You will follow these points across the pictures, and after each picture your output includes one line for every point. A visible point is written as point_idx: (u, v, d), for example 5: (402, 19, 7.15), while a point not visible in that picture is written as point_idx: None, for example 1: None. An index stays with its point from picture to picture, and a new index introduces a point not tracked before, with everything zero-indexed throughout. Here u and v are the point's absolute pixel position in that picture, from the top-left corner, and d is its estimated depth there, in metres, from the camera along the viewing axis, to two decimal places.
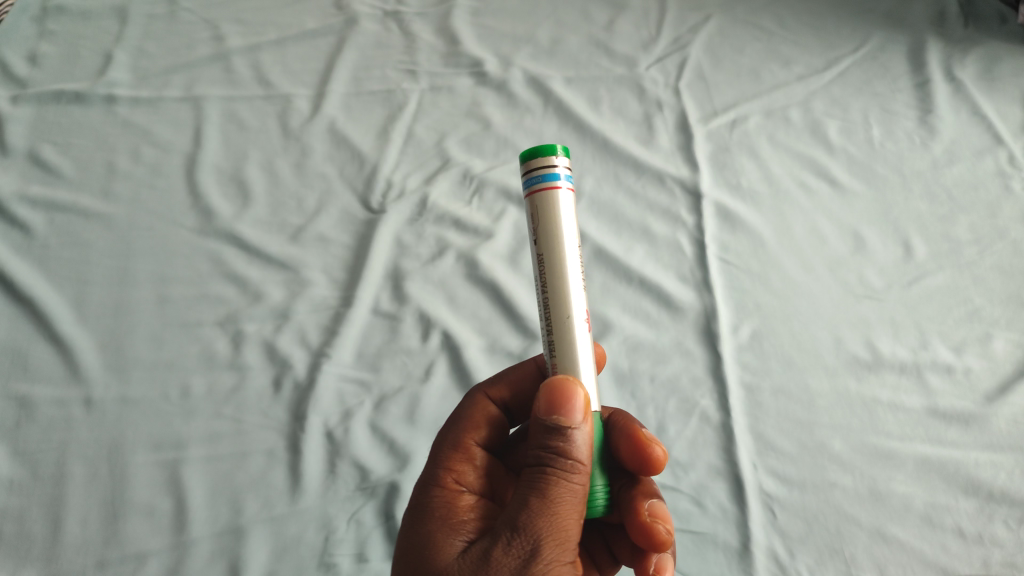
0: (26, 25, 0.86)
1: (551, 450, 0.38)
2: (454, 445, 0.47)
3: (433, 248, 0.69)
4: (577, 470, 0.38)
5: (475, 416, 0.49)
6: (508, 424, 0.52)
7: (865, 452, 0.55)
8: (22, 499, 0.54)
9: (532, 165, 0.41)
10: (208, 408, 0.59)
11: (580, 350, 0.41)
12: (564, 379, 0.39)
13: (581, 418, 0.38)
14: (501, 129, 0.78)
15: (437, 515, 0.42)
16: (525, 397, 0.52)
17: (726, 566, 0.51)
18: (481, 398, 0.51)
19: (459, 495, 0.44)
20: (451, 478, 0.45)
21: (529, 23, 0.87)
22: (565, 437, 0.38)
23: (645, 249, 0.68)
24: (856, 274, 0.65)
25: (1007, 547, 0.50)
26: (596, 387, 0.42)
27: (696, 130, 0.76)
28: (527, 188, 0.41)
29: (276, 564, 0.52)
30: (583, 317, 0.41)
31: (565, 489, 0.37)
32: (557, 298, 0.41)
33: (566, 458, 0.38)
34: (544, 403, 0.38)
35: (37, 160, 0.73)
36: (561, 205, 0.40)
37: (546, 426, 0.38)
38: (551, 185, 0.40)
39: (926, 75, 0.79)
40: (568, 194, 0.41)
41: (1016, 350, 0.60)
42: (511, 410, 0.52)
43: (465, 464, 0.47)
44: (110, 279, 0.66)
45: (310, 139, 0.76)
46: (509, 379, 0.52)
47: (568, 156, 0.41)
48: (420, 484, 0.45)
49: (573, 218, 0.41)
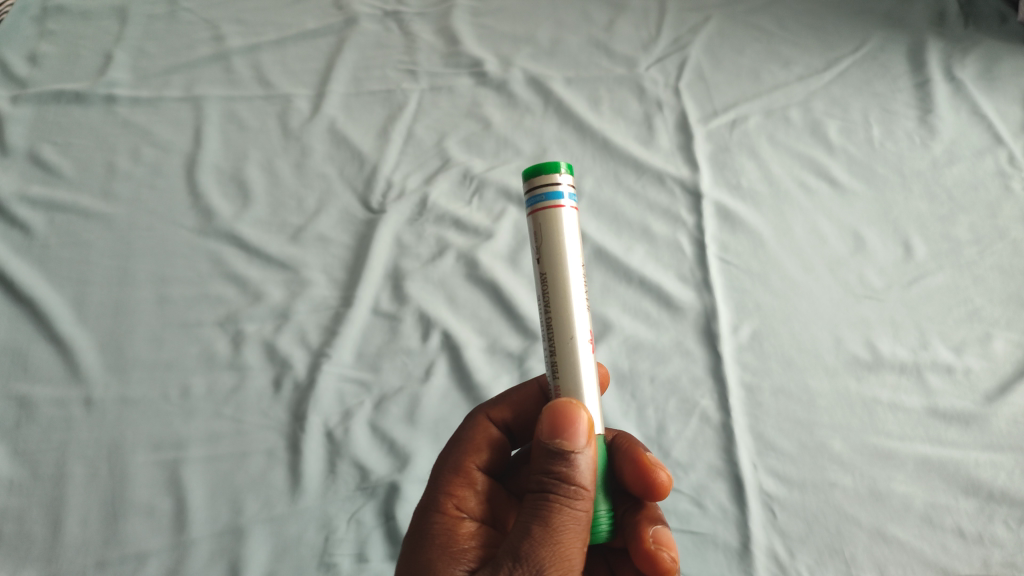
0: (26, 26, 0.86)
1: (554, 476, 0.38)
2: (454, 469, 0.48)
3: (433, 248, 0.69)
4: (580, 497, 0.38)
5: (476, 439, 0.50)
6: (510, 446, 0.52)
7: (866, 453, 0.55)
8: (22, 500, 0.54)
9: (535, 183, 0.40)
10: (208, 408, 0.59)
11: (583, 372, 0.41)
12: (567, 402, 0.39)
13: (584, 443, 0.38)
14: (500, 129, 0.78)
15: (437, 543, 0.42)
16: (526, 419, 0.52)
17: (726, 566, 0.51)
18: (482, 420, 0.51)
19: (459, 522, 0.44)
20: (452, 504, 0.45)
21: (529, 23, 0.87)
22: (568, 462, 0.38)
23: (645, 249, 0.69)
24: (856, 274, 0.65)
25: (1007, 547, 0.50)
26: (599, 409, 0.41)
27: (696, 130, 0.76)
28: (530, 206, 0.41)
29: (275, 564, 0.52)
30: (586, 337, 0.41)
31: (568, 517, 0.37)
32: (560, 318, 0.41)
33: (569, 484, 0.38)
34: (547, 427, 0.38)
35: (37, 160, 0.73)
36: (564, 225, 0.40)
37: (549, 450, 0.38)
38: (554, 203, 0.40)
39: (926, 75, 0.79)
40: (572, 213, 0.41)
41: (1016, 350, 0.60)
42: (512, 431, 0.52)
43: (466, 489, 0.46)
44: (110, 279, 0.66)
45: (310, 139, 0.76)
46: (511, 400, 0.52)
47: (571, 173, 0.41)
48: (420, 509, 0.45)
49: (577, 239, 0.41)
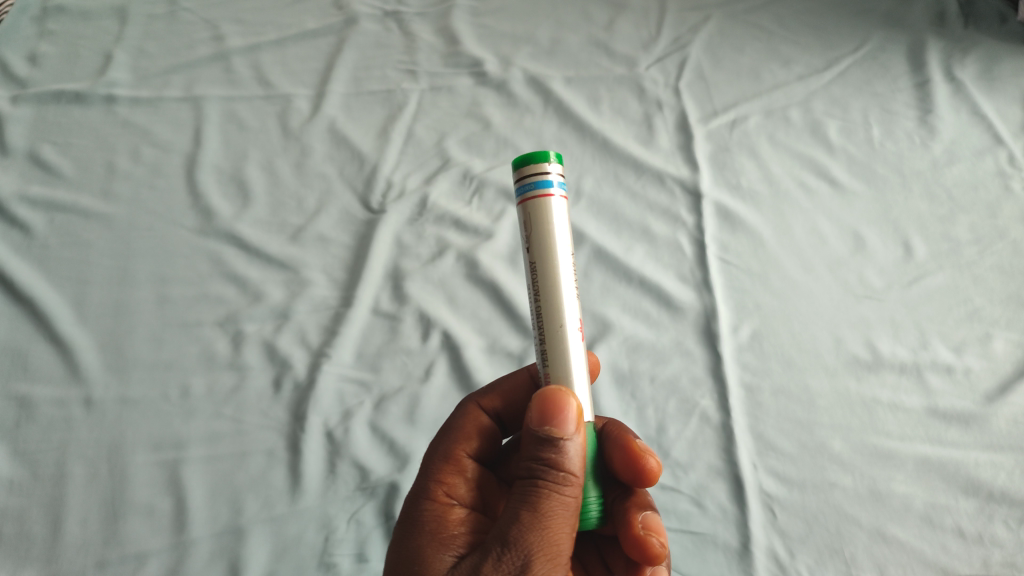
0: (26, 26, 0.86)
1: (544, 463, 0.38)
2: (445, 457, 0.48)
3: (433, 248, 0.69)
4: (569, 483, 0.38)
5: (467, 427, 0.49)
6: (500, 434, 0.52)
7: (866, 453, 0.55)
8: (22, 500, 0.54)
9: (525, 172, 0.40)
10: (208, 408, 0.59)
11: (573, 360, 0.41)
12: (557, 389, 0.39)
13: (574, 430, 0.38)
14: (500, 129, 0.78)
15: (427, 530, 0.42)
16: (517, 407, 0.52)
17: (726, 566, 0.51)
18: (473, 408, 0.51)
19: (449, 508, 0.44)
20: (442, 491, 0.45)
21: (529, 23, 0.87)
22: (558, 448, 0.38)
23: (645, 250, 0.68)
24: (856, 274, 0.65)
25: (1007, 547, 0.50)
26: (589, 397, 0.41)
27: (696, 130, 0.76)
28: (520, 195, 0.41)
29: (276, 564, 0.52)
30: (576, 326, 0.41)
31: (557, 502, 0.37)
32: (550, 307, 0.41)
33: (558, 470, 0.38)
34: (537, 415, 0.38)
35: (37, 160, 0.73)
36: (553, 214, 0.40)
37: (538, 437, 0.38)
38: (544, 192, 0.40)
39: (926, 75, 0.79)
40: (561, 202, 0.41)
41: (1015, 350, 0.60)
42: (503, 420, 0.52)
43: (456, 477, 0.47)
44: (110, 279, 0.66)
45: (310, 139, 0.76)
46: (501, 389, 0.52)
47: (560, 162, 0.41)
48: (411, 497, 0.45)
49: (566, 227, 0.41)
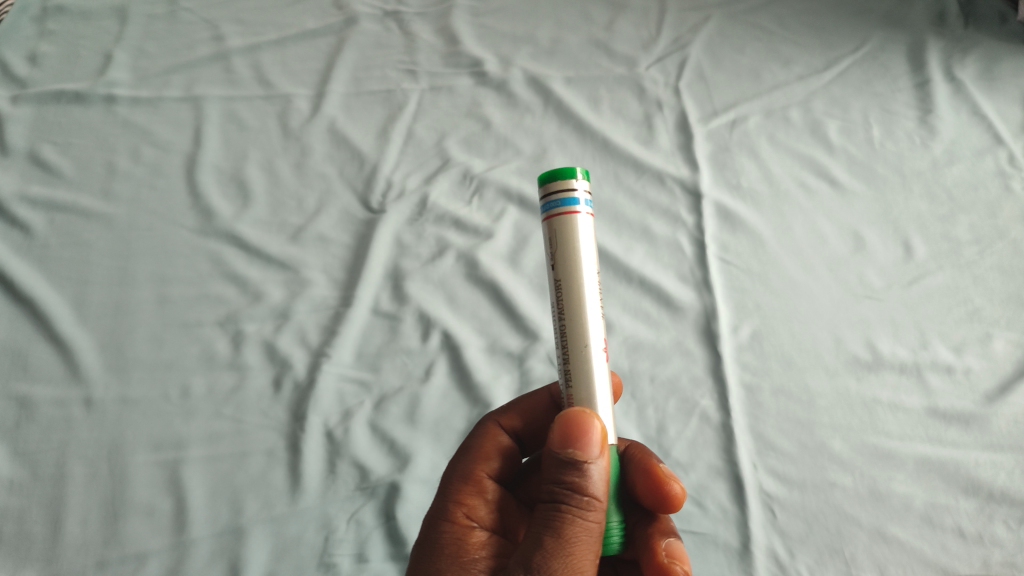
0: (26, 26, 0.86)
1: (566, 486, 0.38)
2: (463, 477, 0.47)
3: (432, 248, 0.69)
4: (593, 508, 0.38)
5: (486, 447, 0.50)
6: (519, 454, 0.52)
7: (866, 453, 0.55)
8: (22, 500, 0.54)
9: (551, 188, 0.40)
10: (208, 408, 0.59)
11: (596, 381, 0.41)
12: (580, 411, 0.39)
13: (597, 453, 0.38)
14: (500, 129, 0.78)
15: (447, 553, 0.42)
16: (537, 427, 0.52)
17: (726, 566, 0.51)
18: (492, 427, 0.51)
19: (469, 531, 0.44)
20: (461, 512, 0.45)
21: (528, 23, 0.87)
22: (581, 472, 0.38)
23: (644, 249, 0.68)
24: (856, 274, 0.65)
25: (1007, 547, 0.50)
26: (612, 420, 0.41)
27: (696, 130, 0.76)
28: (545, 212, 0.41)
29: (276, 564, 0.52)
30: (600, 345, 0.41)
31: (580, 528, 0.37)
32: (574, 326, 0.41)
33: (581, 494, 0.38)
34: (559, 437, 0.38)
35: (37, 160, 0.73)
36: (579, 230, 0.40)
37: (561, 460, 0.38)
38: (570, 209, 0.40)
39: (925, 75, 0.79)
40: (587, 219, 0.41)
41: (1015, 350, 0.60)
42: (522, 439, 0.52)
43: (475, 498, 0.46)
44: (111, 279, 0.66)
45: (310, 139, 0.76)
46: (521, 407, 0.52)
47: (587, 179, 0.41)
48: (429, 517, 0.45)
49: (591, 243, 0.41)
